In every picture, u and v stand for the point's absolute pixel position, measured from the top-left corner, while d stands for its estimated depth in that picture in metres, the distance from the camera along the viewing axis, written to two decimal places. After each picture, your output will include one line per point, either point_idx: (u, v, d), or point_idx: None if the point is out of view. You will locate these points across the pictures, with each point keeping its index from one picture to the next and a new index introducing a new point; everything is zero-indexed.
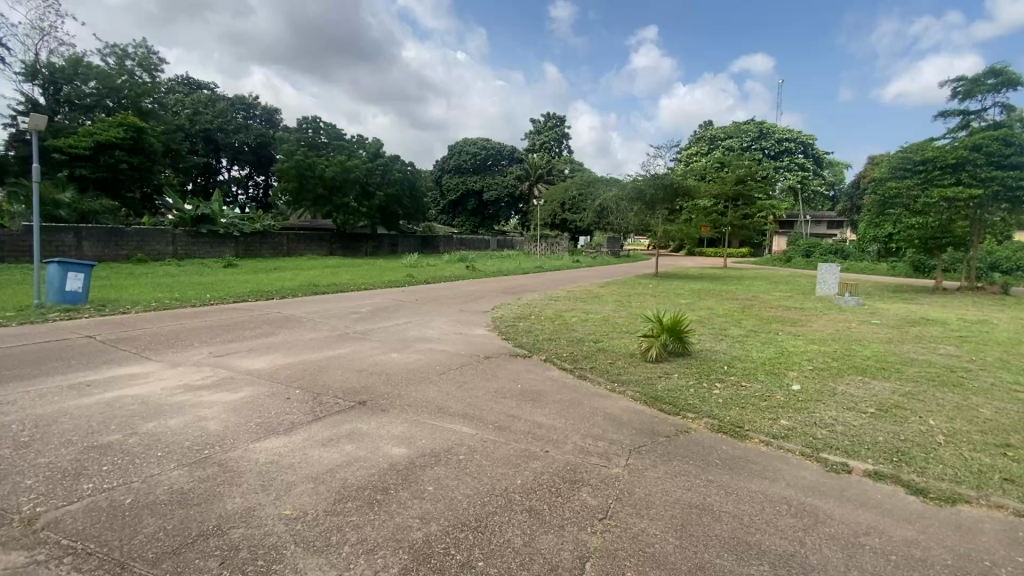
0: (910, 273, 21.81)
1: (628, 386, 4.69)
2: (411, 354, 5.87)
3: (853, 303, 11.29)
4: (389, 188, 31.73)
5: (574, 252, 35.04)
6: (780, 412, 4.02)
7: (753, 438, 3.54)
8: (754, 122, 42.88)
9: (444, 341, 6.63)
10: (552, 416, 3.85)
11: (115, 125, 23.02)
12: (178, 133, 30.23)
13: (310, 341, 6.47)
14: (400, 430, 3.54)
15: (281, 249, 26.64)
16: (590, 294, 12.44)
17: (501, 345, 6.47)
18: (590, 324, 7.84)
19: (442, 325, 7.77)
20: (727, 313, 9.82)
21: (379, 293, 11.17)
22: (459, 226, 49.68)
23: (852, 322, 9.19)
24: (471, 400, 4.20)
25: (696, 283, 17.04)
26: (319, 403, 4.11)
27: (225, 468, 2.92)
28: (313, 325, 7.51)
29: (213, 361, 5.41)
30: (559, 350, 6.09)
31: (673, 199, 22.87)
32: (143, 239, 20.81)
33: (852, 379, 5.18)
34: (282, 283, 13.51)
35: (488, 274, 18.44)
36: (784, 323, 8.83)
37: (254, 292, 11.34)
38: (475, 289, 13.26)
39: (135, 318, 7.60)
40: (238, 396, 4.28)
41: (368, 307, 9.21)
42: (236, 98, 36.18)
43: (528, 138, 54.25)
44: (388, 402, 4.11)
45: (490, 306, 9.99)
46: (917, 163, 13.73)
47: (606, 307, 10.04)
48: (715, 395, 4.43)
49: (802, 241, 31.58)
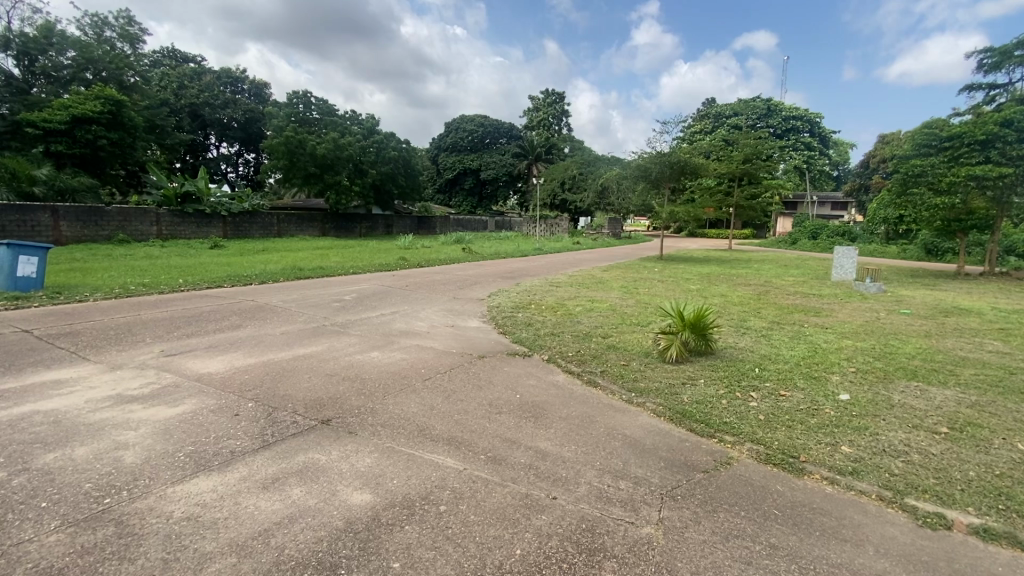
0: (921, 257, 21.08)
1: (649, 397, 3.94)
2: (396, 353, 5.11)
3: (876, 289, 10.55)
4: (383, 166, 30.70)
5: (574, 233, 34.11)
6: (837, 435, 3.28)
7: (813, 473, 2.80)
8: (760, 99, 41.66)
9: (435, 336, 5.87)
10: (559, 441, 3.11)
11: (92, 98, 21.78)
12: (162, 108, 28.90)
13: (283, 337, 5.70)
14: (367, 464, 2.80)
15: (272, 230, 25.71)
16: (594, 279, 11.64)
17: (499, 341, 5.70)
18: (595, 315, 7.08)
19: (435, 316, 7.01)
20: (743, 301, 9.06)
21: (367, 279, 10.36)
22: (456, 206, 48.57)
23: (878, 311, 8.47)
24: (459, 417, 3.45)
25: (703, 266, 16.23)
26: (273, 422, 3.36)
27: (126, 531, 2.18)
28: (289, 317, 6.72)
29: (161, 362, 4.66)
30: (564, 347, 5.32)
31: (680, 177, 21.88)
32: (125, 218, 19.88)
33: (906, 385, 4.43)
34: (265, 266, 12.70)
35: (485, 256, 17.62)
36: (807, 313, 8.11)
37: (231, 276, 10.48)
38: (471, 273, 12.48)
39: (87, 308, 6.78)
40: (176, 412, 3.51)
41: (353, 295, 8.39)
42: (223, 72, 34.70)
43: (526, 116, 52.74)
44: (358, 421, 3.37)
45: (486, 293, 9.20)
46: (943, 140, 12.84)
47: (612, 295, 9.26)
48: (753, 410, 3.67)
49: (809, 222, 30.71)
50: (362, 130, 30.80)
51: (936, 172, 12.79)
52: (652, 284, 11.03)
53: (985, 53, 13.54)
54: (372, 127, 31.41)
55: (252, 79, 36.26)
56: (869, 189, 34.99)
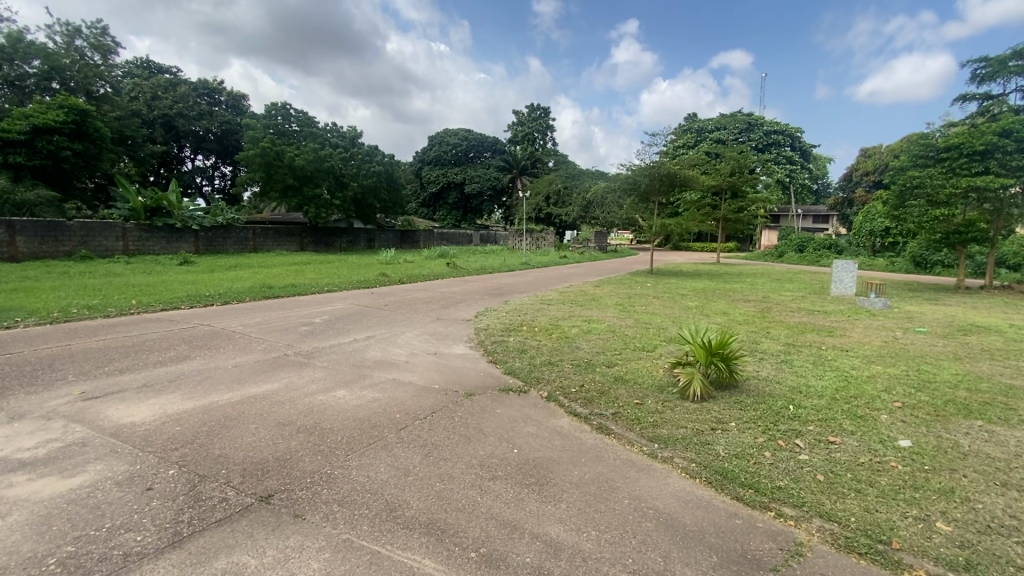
0: (910, 269, 20.95)
1: (677, 449, 3.21)
2: (367, 391, 4.31)
3: (881, 305, 10.08)
4: (365, 179, 29.95)
5: (561, 247, 33.59)
6: (922, 505, 2.60)
7: (915, 569, 2.11)
8: (742, 114, 42.10)
9: (413, 368, 5.06)
10: (575, 525, 2.36)
11: (56, 107, 20.60)
12: (133, 119, 27.72)
13: (235, 371, 4.85)
14: (315, 569, 2.03)
15: (247, 245, 24.63)
16: (586, 296, 10.97)
17: (488, 373, 4.93)
18: (595, 339, 6.36)
19: (415, 343, 6.19)
20: (749, 320, 8.46)
21: (342, 298, 9.51)
22: (440, 220, 47.87)
23: (893, 330, 7.90)
24: (441, 487, 2.67)
25: (695, 281, 15.75)
26: (194, 501, 2.53)
27: None
28: (248, 345, 5.87)
29: (77, 409, 3.80)
30: (565, 381, 4.55)
31: (669, 190, 21.50)
32: (88, 233, 18.67)
33: (968, 427, 3.80)
34: (232, 285, 11.78)
35: (469, 271, 16.93)
36: (820, 333, 7.50)
37: (192, 296, 9.56)
38: (455, 290, 11.75)
39: (9, 337, 5.83)
40: (69, 486, 2.67)
41: (324, 317, 7.54)
42: (199, 83, 33.68)
43: (510, 130, 52.63)
44: (308, 496, 2.58)
45: (472, 313, 8.45)
46: (939, 150, 12.57)
47: (608, 314, 8.58)
48: (807, 468, 2.96)
49: (795, 235, 30.63)
50: (344, 143, 30.05)
51: (934, 184, 12.42)
52: (649, 301, 10.38)
53: (977, 64, 13.46)
54: (354, 139, 30.68)
55: (230, 90, 35.32)
56: (853, 202, 35.29)
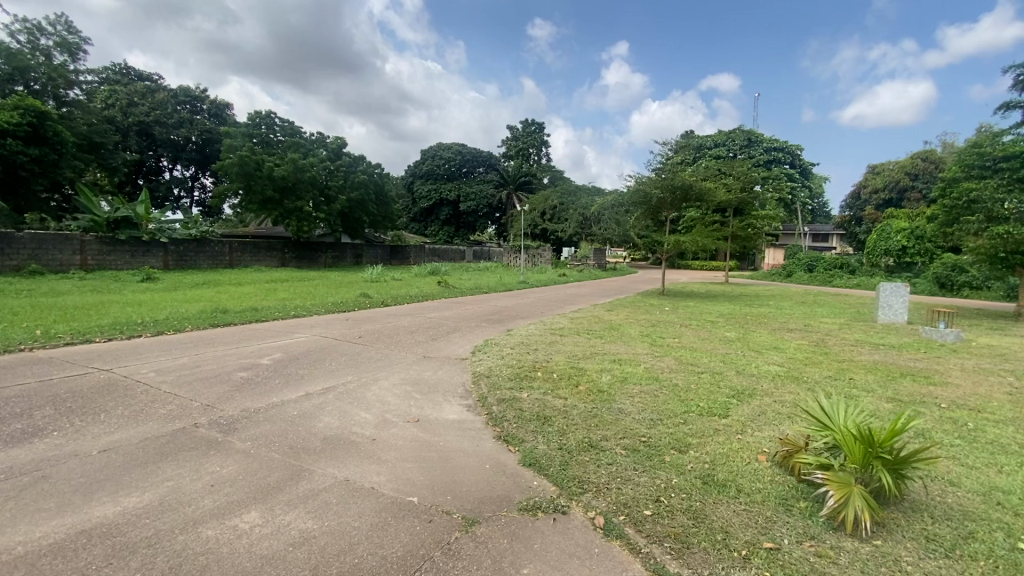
0: (935, 291, 19.68)
1: None
2: (295, 517, 2.49)
3: (953, 336, 8.57)
4: (353, 192, 28.27)
5: (558, 265, 32.03)
6: None
7: None
8: (742, 130, 41.33)
9: (383, 454, 3.26)
10: None
11: (9, 108, 18.59)
12: (104, 125, 25.73)
13: (94, 466, 3.01)
14: None
15: (222, 260, 22.69)
16: (603, 324, 9.23)
17: (499, 466, 3.13)
18: (639, 394, 4.62)
19: (390, 402, 4.36)
20: (813, 359, 6.77)
21: (306, 328, 7.68)
22: (431, 236, 46.29)
23: (999, 375, 6.27)
24: None
25: (717, 304, 14.18)
26: None
27: None
28: (147, 408, 4.04)
29: None
30: (626, 489, 2.78)
31: (682, 204, 19.96)
32: (39, 245, 16.66)
33: None
34: (180, 308, 9.94)
35: (463, 290, 15.25)
36: (918, 381, 5.79)
37: (117, 324, 7.69)
38: (447, 315, 9.98)
39: None
40: None
41: (274, 358, 5.73)
42: (180, 90, 31.97)
43: (505, 145, 51.56)
44: None
45: (469, 350, 6.68)
46: (997, 160, 11.39)
47: (640, 351, 6.86)
48: None
49: (802, 253, 29.29)
50: (330, 153, 28.45)
51: (993, 196, 10.96)
52: (681, 331, 8.68)
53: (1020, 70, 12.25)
54: (341, 150, 28.95)
55: (213, 98, 33.63)
56: (861, 220, 34.29)
